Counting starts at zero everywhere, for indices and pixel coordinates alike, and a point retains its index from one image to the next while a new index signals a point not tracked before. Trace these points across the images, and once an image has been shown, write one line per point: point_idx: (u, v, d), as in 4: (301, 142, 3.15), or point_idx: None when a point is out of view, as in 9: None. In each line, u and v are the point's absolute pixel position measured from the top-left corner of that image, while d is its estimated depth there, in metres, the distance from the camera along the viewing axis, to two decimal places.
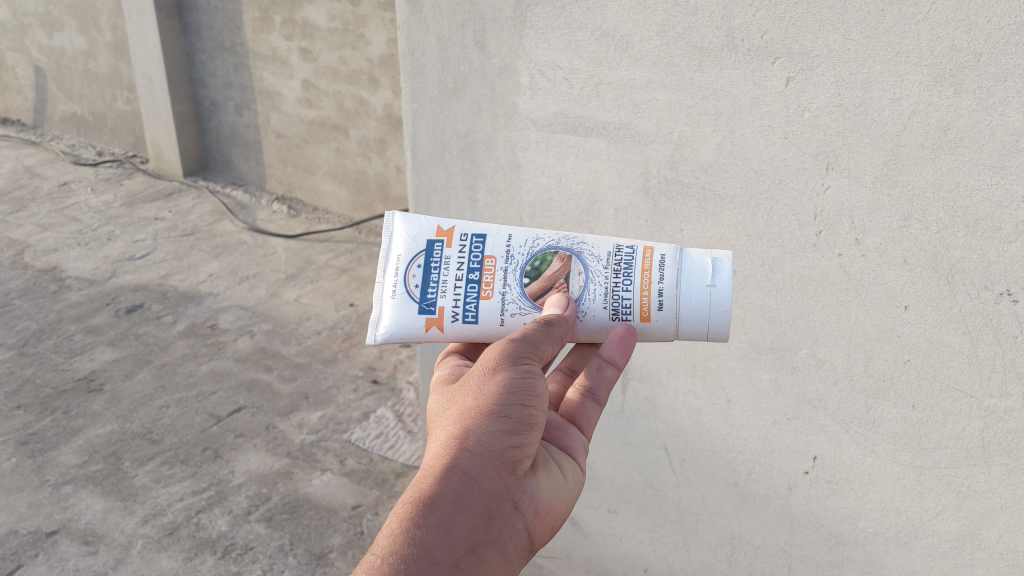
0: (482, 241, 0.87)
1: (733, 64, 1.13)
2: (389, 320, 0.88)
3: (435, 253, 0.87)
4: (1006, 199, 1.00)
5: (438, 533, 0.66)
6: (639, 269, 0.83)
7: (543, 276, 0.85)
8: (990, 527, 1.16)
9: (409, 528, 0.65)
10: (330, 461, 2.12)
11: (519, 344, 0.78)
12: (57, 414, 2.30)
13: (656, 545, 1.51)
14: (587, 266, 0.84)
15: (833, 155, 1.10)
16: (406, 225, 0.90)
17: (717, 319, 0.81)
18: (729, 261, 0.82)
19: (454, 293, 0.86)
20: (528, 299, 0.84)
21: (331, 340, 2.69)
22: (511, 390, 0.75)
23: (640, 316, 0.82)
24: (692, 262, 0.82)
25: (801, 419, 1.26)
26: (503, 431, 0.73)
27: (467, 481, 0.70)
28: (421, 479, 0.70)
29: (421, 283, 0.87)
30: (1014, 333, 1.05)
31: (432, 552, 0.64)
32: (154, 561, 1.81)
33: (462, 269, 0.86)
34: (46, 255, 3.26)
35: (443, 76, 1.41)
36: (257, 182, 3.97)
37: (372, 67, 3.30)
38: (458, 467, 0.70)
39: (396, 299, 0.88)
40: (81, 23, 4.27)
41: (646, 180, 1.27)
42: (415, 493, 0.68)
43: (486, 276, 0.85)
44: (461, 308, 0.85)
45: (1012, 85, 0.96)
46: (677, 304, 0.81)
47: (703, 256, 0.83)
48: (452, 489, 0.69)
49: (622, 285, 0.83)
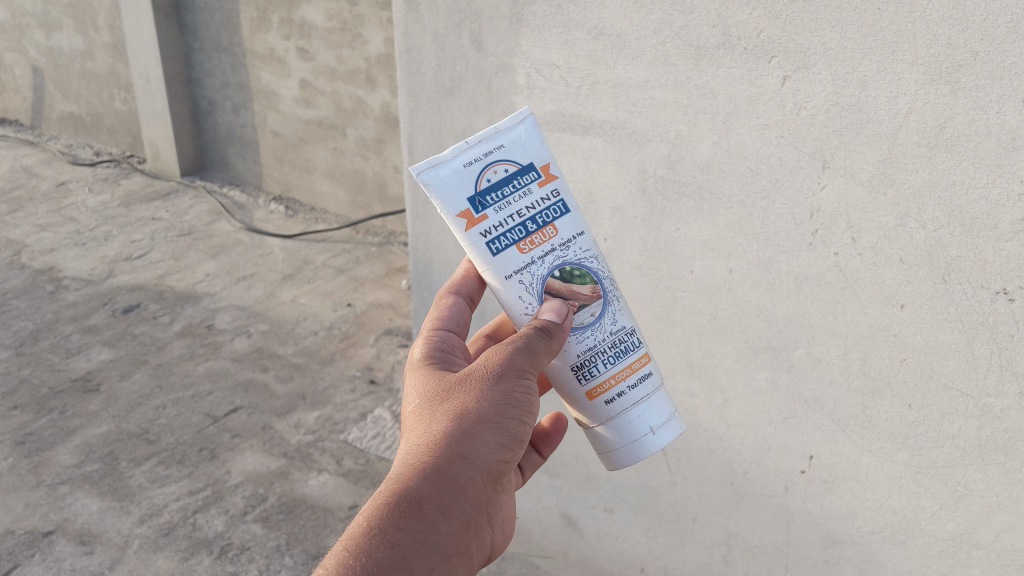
0: (563, 211, 0.83)
1: (730, 62, 1.13)
2: (442, 175, 0.79)
3: (525, 177, 0.81)
4: (1003, 197, 1.00)
5: (419, 538, 0.69)
6: (629, 363, 0.84)
7: (569, 284, 0.83)
8: (987, 526, 1.15)
9: (393, 532, 0.68)
10: (327, 461, 2.12)
11: (524, 355, 0.78)
12: (54, 414, 2.30)
13: (652, 545, 1.52)
14: (602, 318, 0.84)
15: (829, 154, 1.10)
16: (529, 129, 0.82)
17: (631, 453, 0.85)
18: (676, 434, 0.87)
19: (505, 219, 0.80)
20: (543, 285, 0.82)
21: (328, 341, 2.68)
22: (510, 404, 0.77)
23: (590, 390, 0.84)
24: (655, 403, 0.86)
25: (798, 418, 1.26)
26: (495, 444, 0.76)
27: (453, 488, 0.73)
28: (409, 477, 0.72)
29: (493, 184, 0.80)
30: (1010, 332, 1.05)
31: (410, 558, 0.68)
32: (150, 561, 1.80)
33: (528, 212, 0.81)
34: (43, 255, 3.26)
35: (440, 74, 1.40)
36: (254, 182, 3.97)
37: (369, 66, 3.29)
38: (447, 473, 0.73)
39: (463, 170, 0.80)
40: (79, 23, 4.26)
41: (643, 179, 1.27)
42: (401, 494, 0.70)
43: (538, 236, 0.82)
44: (497, 234, 0.80)
45: (1009, 83, 0.96)
46: (620, 412, 0.84)
47: (670, 409, 0.87)
48: (439, 496, 0.72)
49: (605, 358, 0.84)
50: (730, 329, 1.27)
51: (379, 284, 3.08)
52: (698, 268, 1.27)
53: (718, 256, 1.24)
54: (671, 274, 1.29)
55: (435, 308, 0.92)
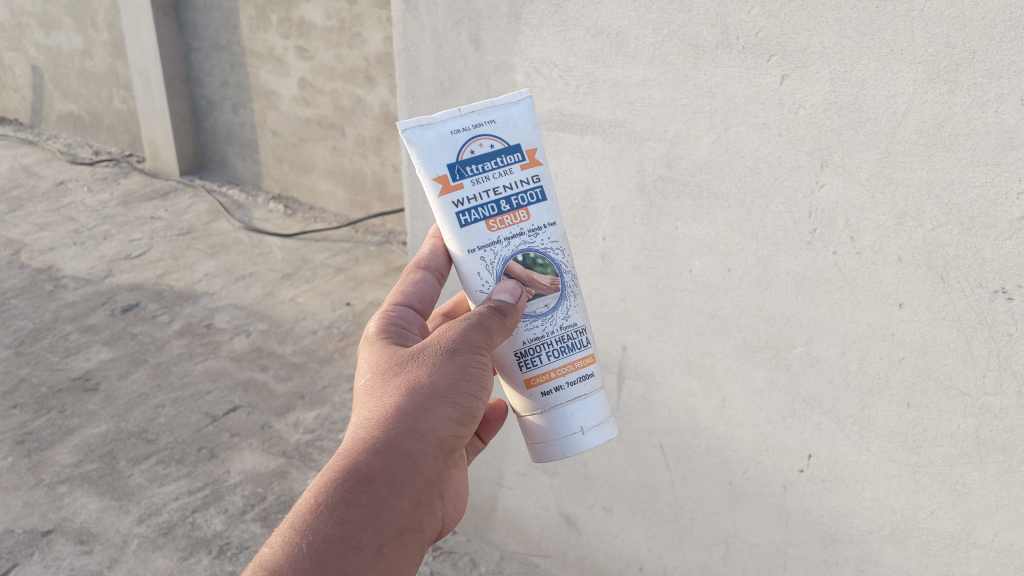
0: (539, 198, 0.85)
1: (728, 62, 1.13)
2: (427, 137, 0.82)
3: (509, 156, 0.84)
4: (1001, 196, 1.00)
5: (370, 512, 0.70)
6: (572, 359, 0.86)
7: (530, 271, 0.85)
8: (985, 525, 1.15)
9: (343, 506, 0.69)
10: (326, 460, 2.11)
11: (479, 332, 0.80)
12: (53, 413, 2.30)
13: (650, 544, 1.52)
14: (555, 310, 0.86)
15: (827, 153, 1.10)
16: (525, 110, 0.85)
17: (558, 449, 0.86)
18: (607, 439, 0.87)
19: (478, 193, 0.83)
20: (503, 266, 0.85)
21: (327, 340, 2.68)
22: (464, 380, 0.79)
23: (530, 379, 0.86)
24: (593, 404, 0.87)
25: (797, 417, 1.26)
26: (447, 419, 0.78)
27: (404, 463, 0.74)
28: (361, 451, 0.73)
29: (475, 156, 0.83)
30: (1008, 331, 1.05)
31: (360, 532, 0.68)
32: (149, 560, 1.80)
33: (504, 192, 0.84)
34: (42, 255, 3.25)
35: (439, 73, 1.40)
36: (253, 181, 3.97)
37: (368, 65, 3.29)
38: (399, 448, 0.74)
39: (450, 136, 0.83)
40: (78, 22, 4.26)
41: (641, 178, 1.27)
42: (352, 468, 0.71)
43: (509, 217, 0.84)
44: (467, 206, 0.83)
45: (1007, 82, 0.96)
46: (556, 405, 0.85)
47: (605, 413, 0.88)
48: (391, 470, 0.73)
49: (551, 349, 0.86)
50: (728, 328, 1.27)
51: (377, 283, 3.07)
52: (696, 267, 1.27)
53: (718, 254, 1.24)
54: (670, 273, 1.29)
55: (400, 287, 0.91)
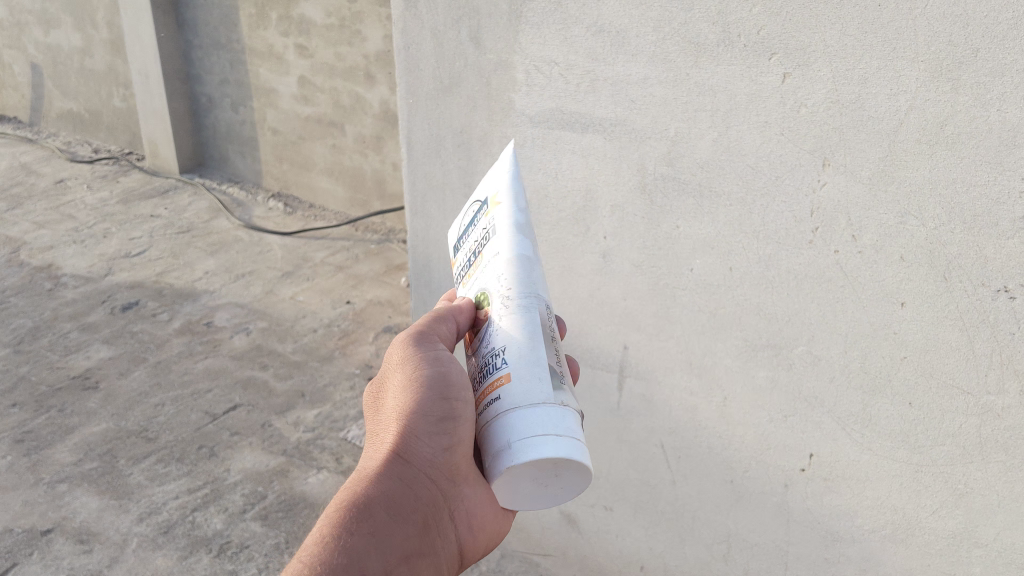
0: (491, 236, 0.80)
1: (729, 60, 1.12)
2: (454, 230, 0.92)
3: (481, 212, 0.83)
4: (1003, 195, 1.00)
5: (372, 537, 0.71)
6: (486, 385, 0.74)
7: (479, 305, 0.79)
8: (987, 525, 1.15)
9: (343, 536, 0.70)
10: (326, 459, 2.11)
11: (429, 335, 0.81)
12: (53, 412, 2.30)
13: (651, 543, 1.52)
14: (487, 339, 0.77)
15: (829, 151, 1.09)
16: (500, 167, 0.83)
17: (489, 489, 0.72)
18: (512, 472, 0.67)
19: (465, 257, 0.86)
20: (467, 309, 0.82)
21: (327, 338, 2.68)
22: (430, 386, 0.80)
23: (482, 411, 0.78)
24: (500, 433, 0.70)
25: (798, 416, 1.26)
26: None
27: (398, 490, 0.75)
28: (355, 486, 0.75)
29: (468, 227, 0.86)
30: (1011, 330, 1.04)
31: (363, 557, 0.69)
32: (149, 559, 1.80)
33: (474, 245, 0.83)
34: (41, 253, 3.25)
35: (439, 71, 1.42)
36: (253, 179, 3.97)
37: (368, 63, 3.28)
38: (391, 475, 0.76)
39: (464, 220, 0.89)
40: (77, 20, 4.25)
41: (642, 177, 1.26)
42: (346, 502, 0.73)
43: (476, 266, 0.82)
44: (461, 273, 0.86)
45: (1010, 81, 0.95)
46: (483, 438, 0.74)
47: (528, 432, 0.67)
48: (386, 497, 0.74)
49: (481, 376, 0.76)
50: (729, 327, 1.27)
51: (378, 282, 3.07)
52: (697, 267, 1.26)
53: (718, 253, 1.24)
54: (670, 272, 1.29)
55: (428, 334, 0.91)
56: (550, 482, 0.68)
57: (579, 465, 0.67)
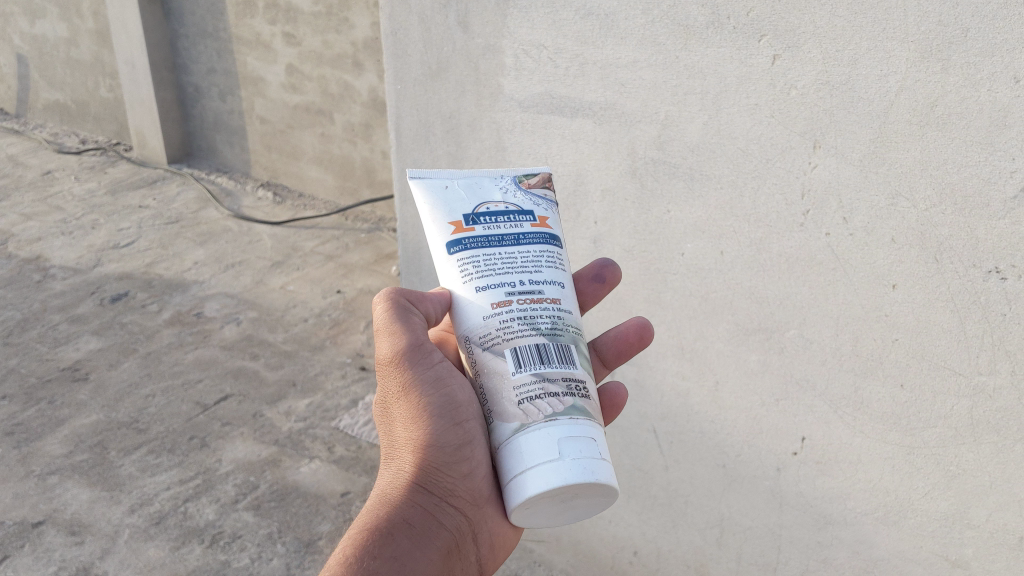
0: None
1: (720, 42, 1.11)
2: (528, 183, 0.93)
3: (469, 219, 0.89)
4: (994, 175, 0.99)
5: (396, 564, 0.78)
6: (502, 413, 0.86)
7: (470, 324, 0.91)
8: (979, 505, 1.14)
9: (366, 559, 0.77)
10: (319, 448, 2.11)
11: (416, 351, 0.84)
12: (42, 404, 2.28)
13: (644, 528, 1.52)
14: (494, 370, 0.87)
15: (820, 133, 1.09)
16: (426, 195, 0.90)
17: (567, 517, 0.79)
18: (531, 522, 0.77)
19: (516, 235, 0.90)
20: None
21: (318, 328, 2.66)
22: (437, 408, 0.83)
23: None
24: None
25: (790, 400, 1.26)
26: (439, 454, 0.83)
27: (418, 516, 0.81)
28: (375, 514, 0.82)
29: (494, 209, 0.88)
30: (1002, 311, 1.03)
31: None
32: (141, 550, 1.79)
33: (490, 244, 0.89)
34: (28, 244, 3.22)
35: (427, 56, 1.42)
36: (242, 169, 3.94)
37: (356, 50, 3.25)
38: (409, 504, 0.82)
39: (500, 189, 0.91)
40: (63, 10, 4.20)
41: (633, 161, 1.26)
42: (369, 531, 0.80)
43: None
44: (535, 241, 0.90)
45: (1000, 61, 0.94)
46: None
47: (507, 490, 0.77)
48: (406, 527, 0.81)
49: None
50: (722, 311, 1.27)
51: (368, 270, 3.06)
52: (688, 250, 1.26)
53: (710, 238, 1.23)
54: (662, 256, 1.29)
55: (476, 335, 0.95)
56: (547, 502, 0.74)
57: (525, 501, 0.73)
